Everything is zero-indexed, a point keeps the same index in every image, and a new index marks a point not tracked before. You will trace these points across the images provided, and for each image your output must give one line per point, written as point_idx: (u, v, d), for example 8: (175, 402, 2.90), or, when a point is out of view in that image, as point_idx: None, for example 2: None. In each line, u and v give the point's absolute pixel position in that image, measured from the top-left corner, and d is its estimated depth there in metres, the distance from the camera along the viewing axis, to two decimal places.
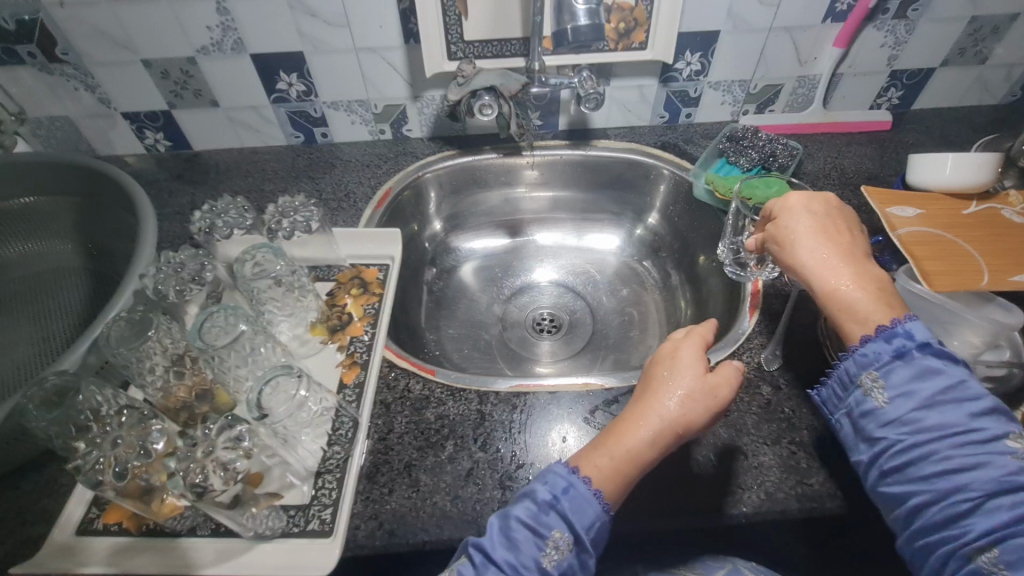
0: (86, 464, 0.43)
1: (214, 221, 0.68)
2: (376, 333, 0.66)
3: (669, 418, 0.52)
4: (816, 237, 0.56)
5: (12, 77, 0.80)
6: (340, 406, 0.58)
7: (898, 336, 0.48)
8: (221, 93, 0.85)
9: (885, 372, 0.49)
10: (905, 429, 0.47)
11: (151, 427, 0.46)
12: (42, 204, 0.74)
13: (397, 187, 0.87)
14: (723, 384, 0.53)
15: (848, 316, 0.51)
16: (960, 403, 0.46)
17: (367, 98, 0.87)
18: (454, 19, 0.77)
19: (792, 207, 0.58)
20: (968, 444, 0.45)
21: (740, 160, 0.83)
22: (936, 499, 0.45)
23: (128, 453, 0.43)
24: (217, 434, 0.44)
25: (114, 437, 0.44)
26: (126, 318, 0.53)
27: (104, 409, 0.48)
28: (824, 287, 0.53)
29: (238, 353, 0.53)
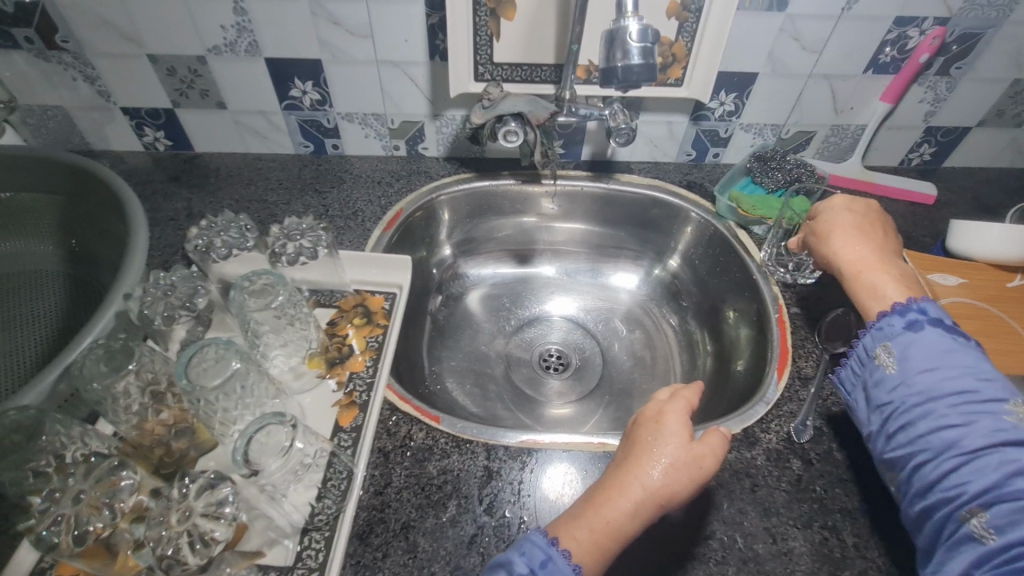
0: (42, 523, 0.38)
1: (212, 237, 0.63)
2: (378, 369, 0.60)
3: (652, 488, 0.48)
4: (854, 232, 0.61)
5: (5, 61, 0.74)
6: (334, 453, 0.53)
7: (910, 311, 0.51)
8: (230, 95, 0.80)
9: (894, 340, 0.51)
10: (906, 392, 0.48)
11: (120, 480, 0.40)
12: (21, 200, 0.68)
13: (409, 208, 0.82)
14: (709, 455, 0.49)
15: (870, 298, 0.56)
16: (966, 371, 0.47)
17: (384, 112, 0.82)
18: (485, 39, 0.73)
19: (834, 207, 0.64)
20: (964, 406, 0.46)
21: (765, 180, 0.80)
22: (930, 459, 0.46)
23: (90, 511, 0.38)
24: (195, 495, 0.39)
25: (77, 490, 0.39)
26: (104, 346, 0.48)
27: (68, 453, 0.43)
28: (855, 275, 0.58)
29: (226, 393, 0.48)
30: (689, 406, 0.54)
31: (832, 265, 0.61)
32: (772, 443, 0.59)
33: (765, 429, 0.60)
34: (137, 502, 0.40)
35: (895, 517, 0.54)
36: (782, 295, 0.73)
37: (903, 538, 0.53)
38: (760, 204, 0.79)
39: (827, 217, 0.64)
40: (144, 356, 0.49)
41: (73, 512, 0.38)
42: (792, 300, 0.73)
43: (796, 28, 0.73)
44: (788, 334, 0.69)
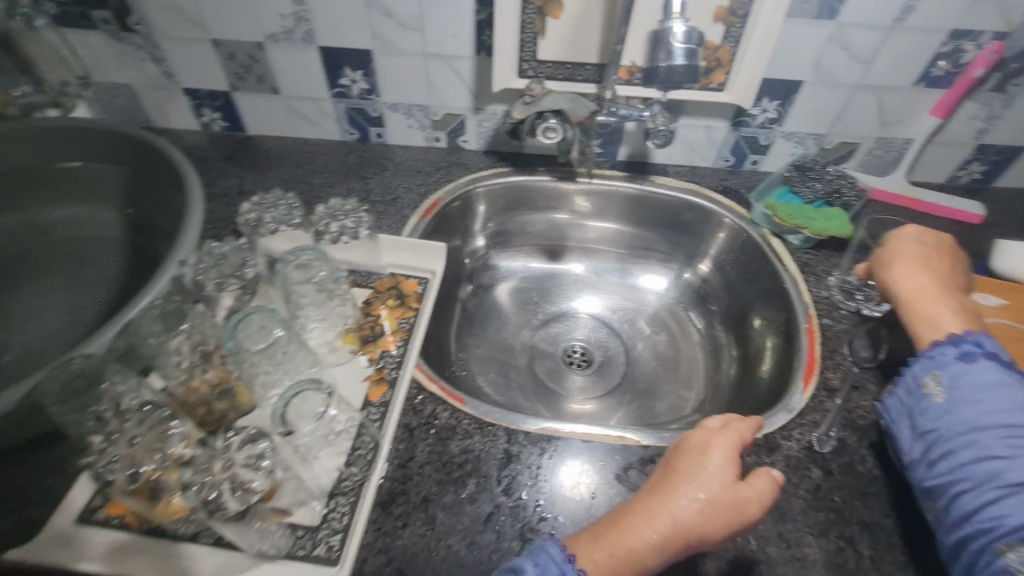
0: (100, 459, 0.43)
1: (259, 213, 0.67)
2: (408, 349, 0.63)
3: (682, 523, 0.47)
4: (918, 263, 0.60)
5: (84, 40, 0.80)
6: (362, 425, 0.55)
7: (965, 342, 0.52)
8: (284, 81, 0.84)
9: (946, 371, 0.51)
10: (954, 422, 0.49)
11: (170, 429, 0.44)
12: (93, 169, 0.74)
13: (446, 198, 0.84)
14: (752, 501, 0.47)
15: (924, 330, 0.55)
16: (1017, 407, 0.48)
17: (428, 104, 0.85)
18: (531, 37, 0.74)
19: (904, 235, 0.63)
20: (1012, 440, 0.46)
21: (803, 190, 0.80)
22: (972, 490, 0.46)
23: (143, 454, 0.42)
24: (238, 447, 0.44)
25: (132, 434, 0.43)
26: (161, 308, 0.51)
27: (124, 401, 0.47)
28: (910, 304, 0.58)
29: (269, 357, 0.52)
30: (741, 439, 0.52)
31: (889, 292, 0.60)
32: (793, 450, 0.59)
33: (787, 437, 0.60)
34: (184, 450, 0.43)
35: (915, 535, 0.53)
36: (813, 306, 0.73)
37: (921, 555, 0.52)
38: (797, 213, 0.78)
39: (895, 244, 0.63)
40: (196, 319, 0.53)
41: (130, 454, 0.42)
42: (823, 311, 0.72)
43: (846, 37, 0.72)
44: (816, 344, 0.69)
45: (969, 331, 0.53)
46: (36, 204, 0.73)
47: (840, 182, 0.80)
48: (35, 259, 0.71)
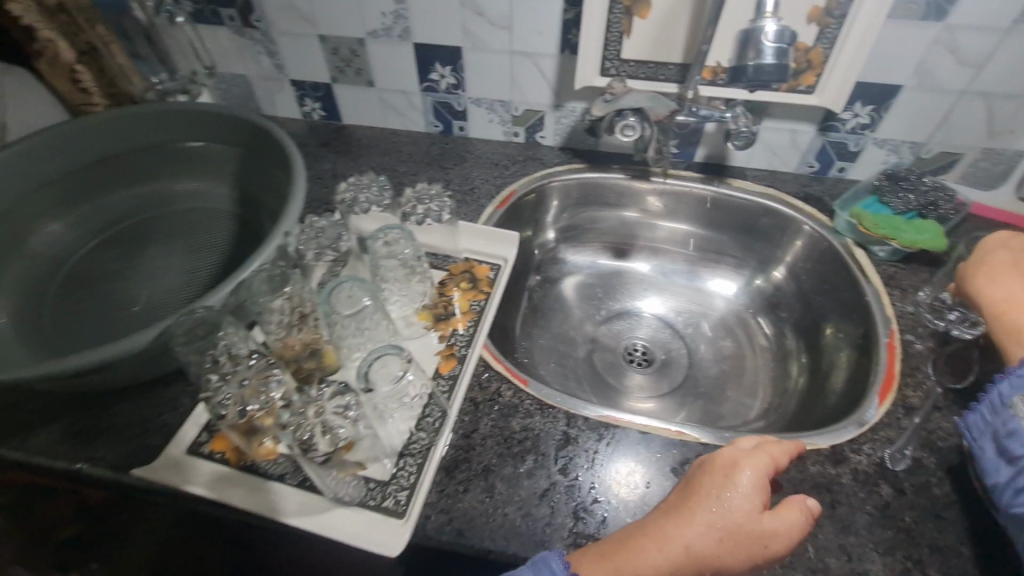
0: (215, 396, 0.50)
1: (352, 193, 0.74)
2: (478, 329, 0.66)
3: (696, 550, 0.45)
4: (1007, 264, 0.58)
5: (212, 35, 0.90)
6: (432, 394, 0.59)
7: None
8: (380, 75, 0.90)
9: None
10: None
11: (272, 375, 0.50)
12: (211, 149, 0.83)
13: (521, 190, 0.87)
14: (776, 536, 0.45)
15: (1010, 341, 0.53)
16: None
17: (510, 100, 0.89)
18: (616, 36, 0.75)
19: (993, 243, 0.60)
20: None
21: (893, 201, 0.76)
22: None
23: (251, 394, 0.49)
24: (329, 398, 0.51)
25: (242, 376, 0.50)
26: (269, 272, 0.60)
27: (236, 349, 0.54)
28: (996, 313, 0.55)
29: (357, 322, 0.58)
30: (773, 465, 0.49)
31: (973, 299, 0.58)
32: (861, 464, 0.57)
33: (856, 450, 0.58)
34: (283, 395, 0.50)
35: (996, 567, 0.50)
36: (896, 321, 0.69)
37: None
38: (884, 223, 0.74)
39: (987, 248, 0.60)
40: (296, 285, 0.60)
41: (241, 393, 0.49)
42: (908, 327, 0.68)
43: (955, 40, 0.68)
44: (897, 360, 0.65)
45: None
46: (166, 177, 0.84)
47: (936, 195, 0.75)
48: (162, 225, 0.81)
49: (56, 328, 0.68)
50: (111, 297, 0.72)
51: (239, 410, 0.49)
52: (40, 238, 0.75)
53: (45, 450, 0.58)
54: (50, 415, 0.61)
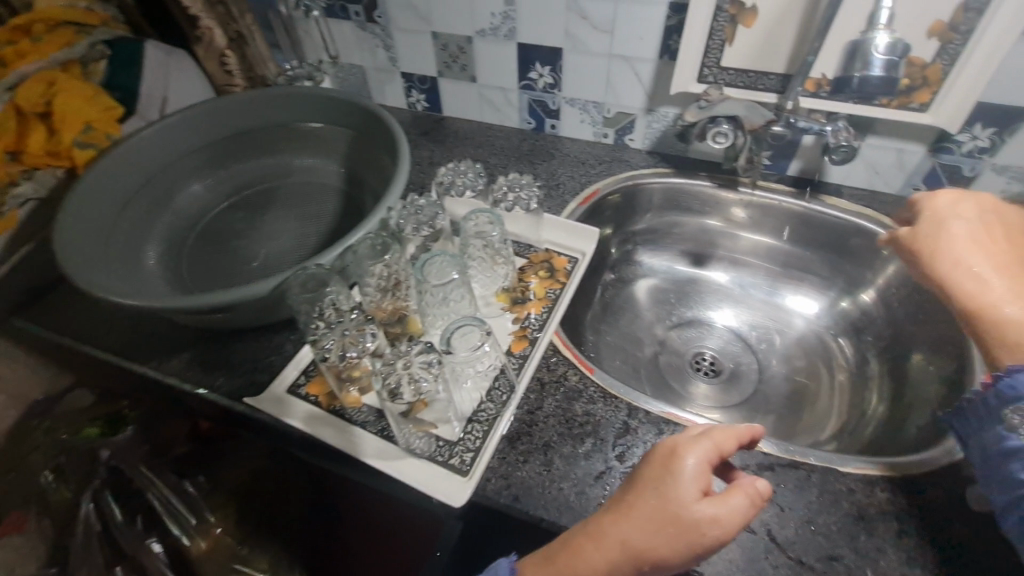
0: (321, 340, 0.62)
1: (453, 176, 0.82)
2: (551, 315, 0.70)
3: (633, 545, 0.45)
4: (962, 249, 0.60)
5: (339, 29, 1.00)
6: (503, 368, 0.64)
7: None
8: (482, 72, 0.96)
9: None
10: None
11: (366, 330, 0.63)
12: (325, 130, 0.92)
13: (605, 189, 0.90)
14: (714, 522, 0.44)
15: (995, 341, 0.54)
16: None
17: (604, 101, 0.91)
18: (718, 43, 0.76)
19: (946, 213, 0.63)
20: None
21: None
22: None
23: (351, 343, 0.61)
24: (415, 353, 0.60)
25: (345, 327, 0.63)
26: (373, 241, 0.67)
27: (341, 304, 0.65)
28: (979, 309, 0.56)
29: (445, 291, 0.64)
30: (716, 454, 0.48)
31: (947, 288, 0.60)
32: (937, 499, 0.54)
33: (933, 484, 0.56)
34: (375, 347, 0.63)
35: None
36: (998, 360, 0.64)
37: None
38: None
39: (926, 227, 0.64)
40: (393, 256, 0.67)
41: (342, 340, 0.62)
42: None
43: None
44: None
45: None
46: (285, 152, 0.94)
47: None
48: (279, 194, 0.92)
49: (192, 275, 0.80)
50: (235, 252, 0.83)
51: (341, 353, 0.61)
52: (183, 197, 0.88)
53: (176, 373, 0.69)
54: (183, 345, 0.72)
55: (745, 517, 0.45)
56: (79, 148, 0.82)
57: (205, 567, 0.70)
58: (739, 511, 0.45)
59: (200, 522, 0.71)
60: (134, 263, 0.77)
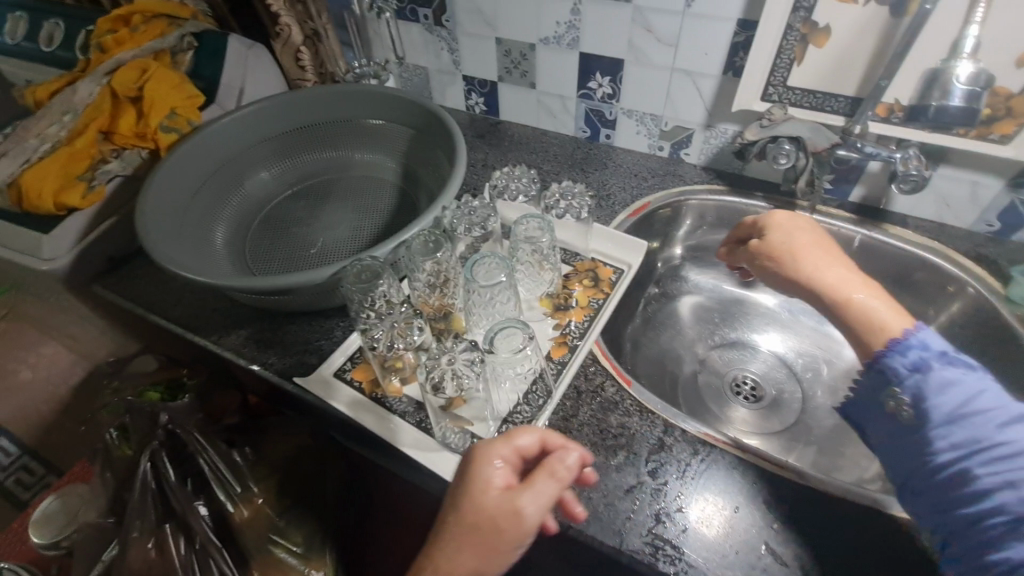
0: (369, 329, 0.65)
1: (507, 181, 0.84)
2: (592, 324, 0.71)
3: (443, 564, 0.46)
4: (817, 253, 0.64)
5: (407, 31, 1.03)
6: (542, 373, 0.64)
7: (914, 349, 0.54)
8: (542, 78, 0.97)
9: (903, 385, 0.54)
10: (927, 446, 0.51)
11: (412, 324, 0.66)
12: (386, 127, 0.95)
13: (656, 203, 0.90)
14: (510, 516, 0.47)
15: (864, 326, 0.58)
16: (984, 418, 0.50)
17: (662, 114, 0.91)
18: (785, 63, 0.74)
19: (784, 227, 0.68)
20: (986, 459, 0.48)
21: None
22: (963, 512, 0.48)
23: (399, 334, 0.65)
24: (460, 350, 0.61)
25: (393, 318, 0.66)
26: (428, 238, 0.68)
27: (390, 296, 0.67)
28: (847, 298, 0.60)
29: (494, 291, 0.64)
30: (515, 450, 0.51)
31: (813, 284, 0.62)
32: None
33: None
34: (419, 341, 0.66)
35: None
36: None
37: None
38: None
39: (778, 236, 0.68)
40: (444, 253, 0.68)
41: (390, 333, 0.65)
42: None
43: None
44: None
45: (908, 329, 0.55)
46: (350, 146, 0.98)
47: None
48: (339, 187, 0.96)
49: (255, 258, 0.85)
50: (295, 239, 0.88)
51: (388, 345, 0.64)
52: (252, 183, 0.94)
53: (235, 348, 0.73)
54: (242, 322, 0.76)
55: (553, 496, 0.48)
56: (163, 132, 0.88)
57: (246, 534, 0.74)
58: (547, 494, 0.48)
59: (244, 491, 0.76)
60: (204, 242, 0.83)
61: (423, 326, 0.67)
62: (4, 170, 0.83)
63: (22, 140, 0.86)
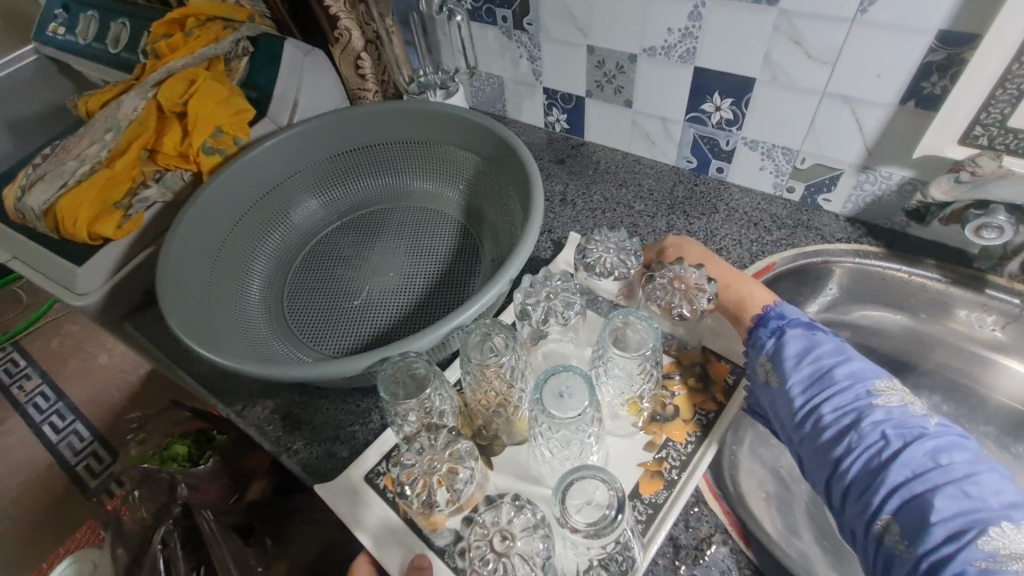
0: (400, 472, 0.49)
1: (604, 254, 0.63)
2: (700, 449, 0.55)
3: None
4: (704, 253, 0.64)
5: (482, 35, 0.87)
6: (631, 538, 0.47)
7: (772, 320, 0.56)
8: (641, 96, 0.78)
9: (770, 355, 0.54)
10: (788, 404, 0.51)
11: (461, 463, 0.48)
12: (457, 154, 0.80)
13: (783, 265, 0.70)
14: None
15: (738, 309, 0.59)
16: (836, 372, 0.51)
17: (799, 149, 0.70)
18: (1011, 95, 0.52)
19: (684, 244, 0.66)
20: (843, 409, 0.49)
21: None
22: (848, 478, 0.46)
23: (440, 484, 0.47)
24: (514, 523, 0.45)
25: (434, 456, 0.48)
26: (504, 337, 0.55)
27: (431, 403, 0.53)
28: (726, 285, 0.61)
29: (570, 428, 0.48)
30: None
31: None
32: None
33: None
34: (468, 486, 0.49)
35: None
36: None
37: None
38: None
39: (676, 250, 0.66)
40: (511, 357, 0.54)
41: (427, 477, 0.47)
42: None
43: None
44: None
45: (768, 303, 0.58)
46: (407, 171, 0.84)
47: None
48: (394, 218, 0.83)
49: (293, 311, 0.75)
50: (339, 284, 0.76)
51: (425, 496, 0.47)
52: (298, 214, 0.83)
53: (258, 425, 0.62)
54: (269, 391, 0.65)
55: None
56: (206, 153, 0.77)
57: None
58: None
59: None
60: (240, 292, 0.74)
61: (474, 470, 0.49)
62: (40, 195, 0.76)
63: (62, 162, 0.79)
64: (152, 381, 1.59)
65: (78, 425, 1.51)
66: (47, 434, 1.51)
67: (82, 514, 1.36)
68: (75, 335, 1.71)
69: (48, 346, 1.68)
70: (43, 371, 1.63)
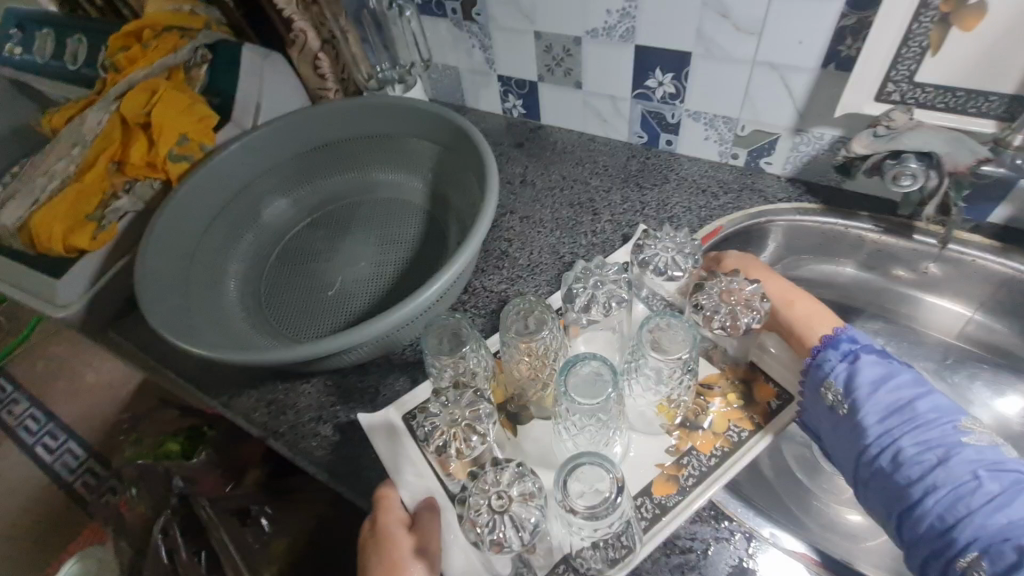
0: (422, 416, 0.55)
1: (661, 253, 0.65)
2: (724, 463, 0.57)
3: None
4: (763, 269, 0.65)
5: (434, 27, 0.90)
6: (631, 524, 0.50)
7: (844, 345, 0.56)
8: (590, 77, 0.81)
9: (840, 381, 0.54)
10: (862, 433, 0.52)
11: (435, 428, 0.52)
12: (416, 143, 0.83)
13: (730, 227, 0.75)
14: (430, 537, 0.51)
15: (803, 328, 0.59)
16: (920, 406, 0.51)
17: (738, 117, 0.74)
18: (914, 51, 0.57)
19: (740, 260, 0.67)
20: (927, 444, 0.49)
21: None
22: (927, 512, 0.47)
23: (456, 436, 0.51)
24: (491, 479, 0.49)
25: (456, 410, 0.52)
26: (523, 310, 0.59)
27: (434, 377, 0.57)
28: (789, 301, 0.61)
29: (591, 413, 0.51)
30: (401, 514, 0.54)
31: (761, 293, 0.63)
32: None
33: None
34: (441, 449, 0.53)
35: None
36: None
37: None
38: None
39: (733, 262, 0.67)
40: (547, 333, 0.57)
41: (451, 428, 0.52)
42: None
43: None
44: None
45: (840, 327, 0.58)
46: (370, 165, 0.87)
47: None
48: (362, 211, 0.86)
49: (270, 306, 0.78)
50: (314, 277, 0.79)
51: (442, 443, 0.52)
52: (269, 212, 0.86)
53: (245, 413, 0.66)
54: (253, 381, 0.68)
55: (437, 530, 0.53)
56: (173, 160, 0.79)
57: None
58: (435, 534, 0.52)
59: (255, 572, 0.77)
60: (217, 290, 0.77)
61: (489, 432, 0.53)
62: (14, 212, 0.79)
63: (32, 179, 0.81)
64: (140, 395, 1.60)
65: (71, 443, 1.53)
66: (40, 455, 1.52)
67: (82, 529, 1.38)
68: (60, 356, 1.71)
69: (33, 369, 1.68)
70: (30, 394, 1.63)
